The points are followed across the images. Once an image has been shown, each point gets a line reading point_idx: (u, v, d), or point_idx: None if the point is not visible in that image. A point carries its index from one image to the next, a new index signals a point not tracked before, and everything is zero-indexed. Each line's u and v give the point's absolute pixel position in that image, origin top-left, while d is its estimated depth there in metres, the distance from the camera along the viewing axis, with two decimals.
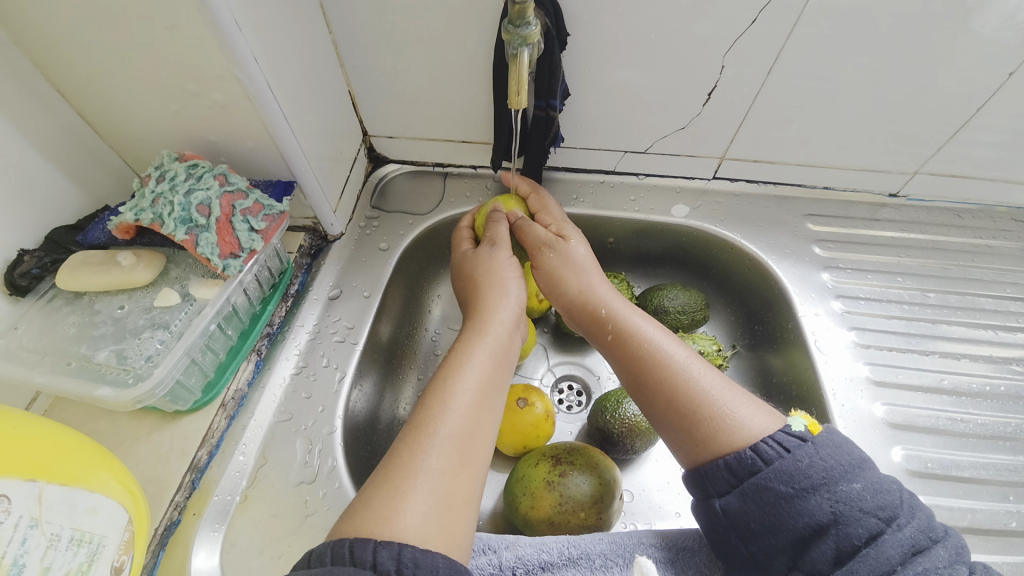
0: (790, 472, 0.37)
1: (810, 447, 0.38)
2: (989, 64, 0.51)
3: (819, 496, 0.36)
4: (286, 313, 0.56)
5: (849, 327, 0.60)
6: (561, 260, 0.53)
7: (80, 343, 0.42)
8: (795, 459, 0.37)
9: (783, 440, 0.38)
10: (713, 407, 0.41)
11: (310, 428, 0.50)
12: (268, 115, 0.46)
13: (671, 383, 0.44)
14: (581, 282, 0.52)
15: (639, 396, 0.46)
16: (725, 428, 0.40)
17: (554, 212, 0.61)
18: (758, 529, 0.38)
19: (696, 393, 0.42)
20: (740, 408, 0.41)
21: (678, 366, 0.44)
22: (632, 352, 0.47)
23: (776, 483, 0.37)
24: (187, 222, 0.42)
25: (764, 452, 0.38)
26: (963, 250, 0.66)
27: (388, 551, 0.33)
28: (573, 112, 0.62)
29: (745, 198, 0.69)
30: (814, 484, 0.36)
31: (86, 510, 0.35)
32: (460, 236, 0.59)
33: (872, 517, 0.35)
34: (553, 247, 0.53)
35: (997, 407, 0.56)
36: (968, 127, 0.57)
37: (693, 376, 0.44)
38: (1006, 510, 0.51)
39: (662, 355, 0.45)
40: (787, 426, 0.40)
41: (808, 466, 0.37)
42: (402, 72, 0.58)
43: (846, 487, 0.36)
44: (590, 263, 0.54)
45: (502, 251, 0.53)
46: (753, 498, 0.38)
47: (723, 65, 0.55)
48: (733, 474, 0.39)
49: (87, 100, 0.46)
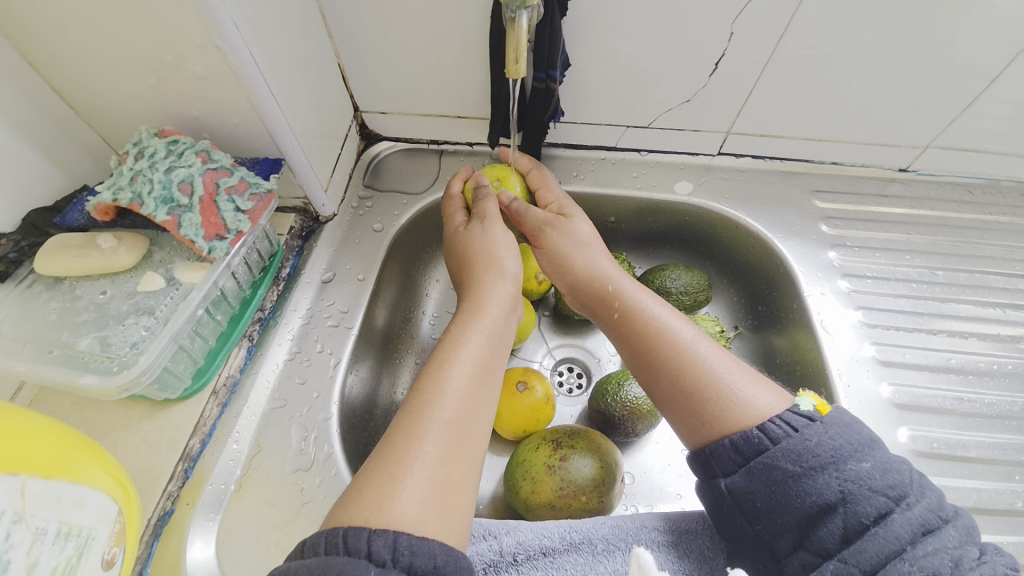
0: (798, 451, 0.37)
1: (818, 426, 0.37)
2: (1012, 29, 0.48)
3: (827, 474, 0.35)
4: (278, 297, 0.54)
5: (856, 307, 0.59)
6: (564, 237, 0.52)
7: (61, 330, 0.40)
8: (803, 438, 0.37)
9: (791, 419, 0.38)
10: (721, 386, 0.41)
11: (305, 414, 0.49)
12: (251, 88, 0.44)
13: (678, 362, 0.43)
14: (589, 260, 0.51)
15: (644, 375, 0.45)
16: (732, 407, 0.40)
17: (554, 189, 0.58)
18: (764, 508, 0.37)
19: (703, 371, 0.42)
20: (749, 387, 0.41)
21: (685, 346, 0.43)
22: (638, 330, 0.46)
23: (783, 462, 0.37)
24: (169, 202, 0.40)
25: (771, 431, 0.38)
26: (973, 226, 0.64)
27: (382, 539, 0.32)
28: (573, 85, 0.59)
29: (751, 175, 0.67)
30: (822, 462, 0.36)
31: (72, 503, 0.34)
32: (453, 206, 0.56)
33: (882, 496, 0.34)
34: (555, 225, 0.52)
35: (1004, 386, 0.55)
36: (985, 98, 0.55)
37: (701, 356, 0.43)
38: (1010, 489, 0.50)
39: (670, 334, 0.45)
40: (795, 405, 0.39)
41: (816, 444, 0.36)
42: (394, 42, 0.55)
43: (855, 466, 0.35)
44: (595, 240, 0.53)
45: (488, 224, 0.51)
46: (760, 477, 0.37)
47: (731, 33, 0.52)
48: (739, 453, 0.38)
49: (59, 73, 0.44)
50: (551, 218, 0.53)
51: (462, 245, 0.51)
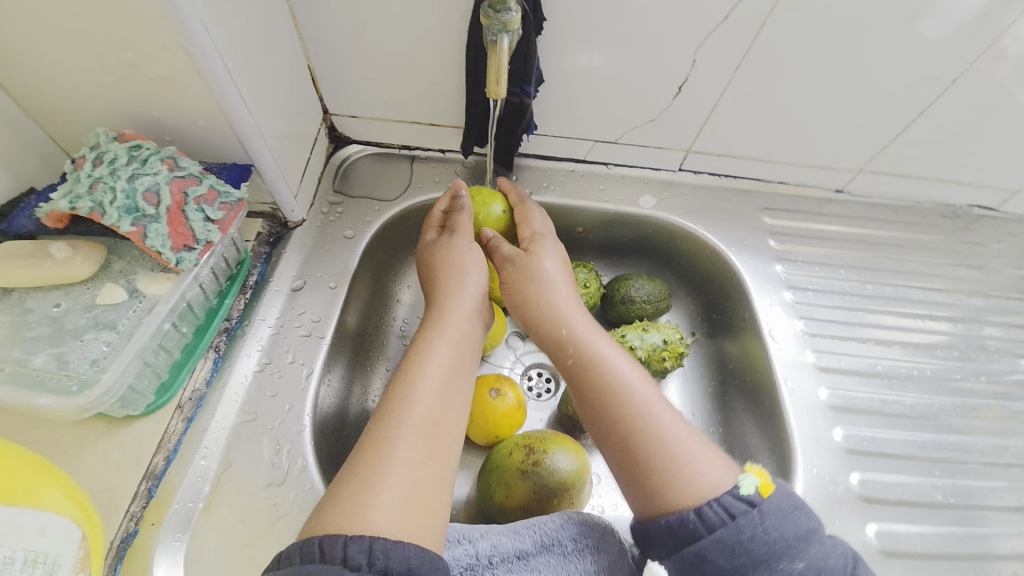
0: (731, 547, 0.38)
1: (753, 516, 0.39)
2: (931, 71, 0.55)
3: (759, 574, 0.38)
4: (246, 306, 0.53)
5: (798, 317, 0.65)
6: (522, 275, 0.53)
7: (12, 346, 0.37)
8: (737, 531, 0.39)
9: (729, 506, 0.40)
10: (673, 456, 0.43)
11: (277, 428, 0.48)
12: (220, 92, 0.42)
13: (631, 426, 0.45)
14: (548, 301, 0.52)
15: (599, 431, 0.47)
16: (678, 477, 0.42)
17: (536, 223, 0.57)
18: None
19: (656, 438, 0.44)
20: (700, 460, 0.42)
21: (638, 410, 0.45)
22: (595, 388, 0.47)
23: (717, 556, 0.39)
24: (133, 211, 0.39)
25: (708, 518, 0.39)
26: (897, 243, 0.72)
27: (358, 545, 0.33)
28: (546, 99, 0.61)
29: (709, 191, 0.72)
30: (754, 561, 0.38)
31: (36, 530, 0.33)
32: (432, 215, 0.57)
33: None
34: (515, 263, 0.53)
35: (922, 388, 0.63)
36: (908, 129, 0.61)
37: (652, 422, 0.44)
38: (931, 483, 0.57)
39: (625, 396, 0.46)
40: (739, 486, 0.41)
41: (750, 540, 0.38)
42: (369, 48, 0.54)
43: (785, 565, 0.38)
44: (560, 280, 0.53)
45: (462, 239, 0.53)
46: (694, 567, 0.39)
47: (694, 60, 0.55)
48: (675, 540, 0.40)
49: (6, 68, 0.41)
50: (514, 256, 0.53)
51: (430, 258, 0.53)
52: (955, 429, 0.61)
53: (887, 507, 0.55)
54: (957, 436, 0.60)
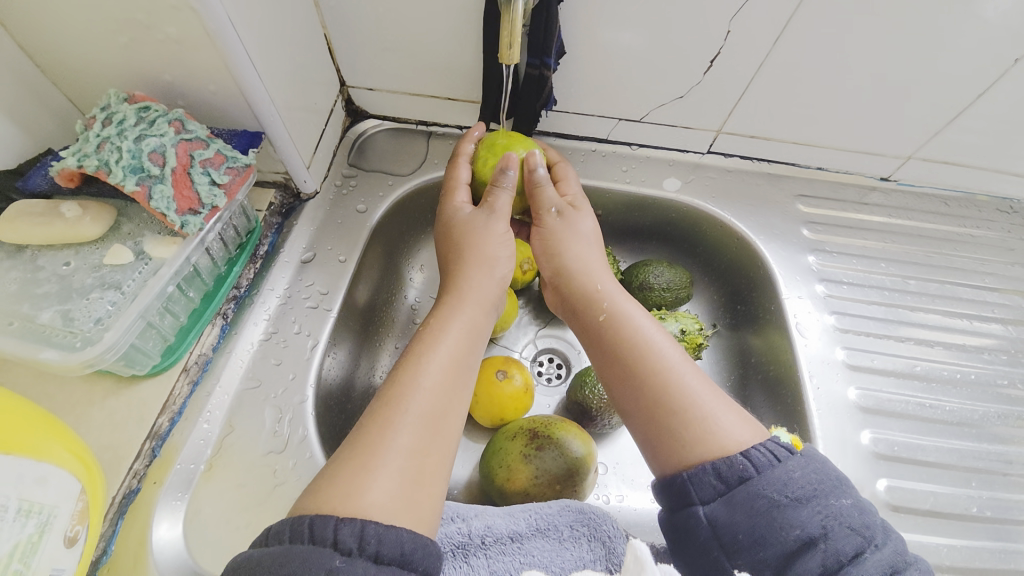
0: (782, 481, 0.37)
1: (798, 458, 0.38)
2: (999, 47, 0.49)
3: (810, 508, 0.36)
4: (254, 276, 0.53)
5: (830, 311, 0.61)
6: (564, 227, 0.52)
7: (21, 301, 0.38)
8: (786, 468, 0.37)
9: (773, 448, 0.39)
10: (702, 409, 0.41)
11: (280, 397, 0.48)
12: (230, 55, 0.41)
13: (664, 380, 0.42)
14: (582, 257, 0.51)
15: (624, 395, 0.44)
16: (712, 431, 0.40)
17: (574, 184, 0.57)
18: (745, 541, 0.36)
19: (686, 394, 0.42)
20: (728, 417, 0.41)
21: (669, 366, 0.43)
22: (622, 345, 0.45)
23: (768, 491, 0.37)
24: (139, 171, 0.38)
25: (756, 458, 0.38)
26: (946, 238, 0.66)
27: (350, 528, 0.32)
28: (567, 74, 0.58)
29: (739, 175, 0.67)
30: (806, 495, 0.36)
31: (33, 481, 0.33)
32: (455, 179, 0.54)
33: (858, 535, 0.35)
34: (561, 212, 0.52)
35: (965, 394, 0.58)
36: (968, 112, 0.55)
37: (684, 378, 0.43)
38: (967, 495, 0.53)
39: (656, 352, 0.44)
40: (774, 437, 0.40)
41: (800, 476, 0.37)
42: (385, 16, 0.53)
43: (836, 502, 0.36)
44: (593, 238, 0.53)
45: (501, 223, 0.50)
46: (744, 507, 0.37)
47: (728, 31, 0.51)
48: (721, 480, 0.38)
49: (23, 26, 0.41)
50: (560, 206, 0.52)
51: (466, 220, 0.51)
52: (997, 439, 0.56)
53: (914, 517, 0.51)
54: (999, 445, 0.55)
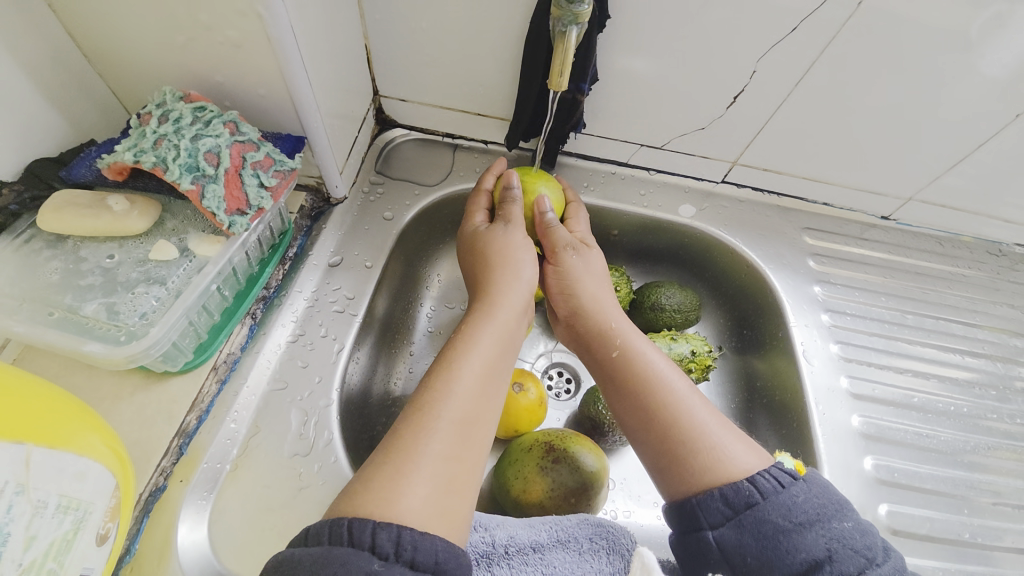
0: (787, 506, 0.38)
1: (802, 484, 0.40)
2: (1003, 103, 0.53)
3: (815, 531, 0.38)
4: (284, 277, 0.53)
5: (834, 341, 0.63)
6: (578, 264, 0.53)
7: (65, 292, 0.38)
8: (791, 494, 0.39)
9: (778, 475, 0.40)
10: (711, 438, 0.43)
11: (306, 399, 0.48)
12: (285, 62, 0.42)
13: (674, 410, 0.44)
14: (596, 293, 0.52)
15: (636, 418, 0.46)
16: (720, 459, 0.42)
17: (581, 224, 0.58)
18: (754, 564, 0.38)
19: (694, 423, 0.44)
20: (735, 446, 0.43)
21: (677, 397, 0.45)
22: (635, 376, 0.47)
23: (773, 516, 0.38)
24: (194, 170, 0.39)
25: (760, 484, 0.40)
26: (941, 276, 0.70)
27: (387, 532, 0.33)
28: (596, 99, 0.60)
29: (750, 206, 0.70)
30: (810, 519, 0.38)
31: (73, 475, 0.33)
32: (477, 204, 0.56)
33: (862, 556, 0.36)
34: (577, 250, 0.53)
35: (958, 425, 0.61)
36: (967, 161, 0.59)
37: (691, 409, 0.44)
38: (960, 521, 0.56)
39: (665, 382, 0.46)
40: (777, 464, 0.42)
41: (803, 501, 0.39)
42: (428, 32, 0.54)
43: (838, 525, 0.38)
44: (602, 275, 0.54)
45: (518, 231, 0.52)
46: (750, 530, 0.38)
47: (754, 71, 0.54)
48: (728, 506, 0.40)
49: (80, 20, 0.41)
50: (574, 243, 0.53)
51: (484, 243, 0.52)
52: (987, 470, 0.59)
53: (914, 542, 0.54)
54: (988, 476, 0.59)
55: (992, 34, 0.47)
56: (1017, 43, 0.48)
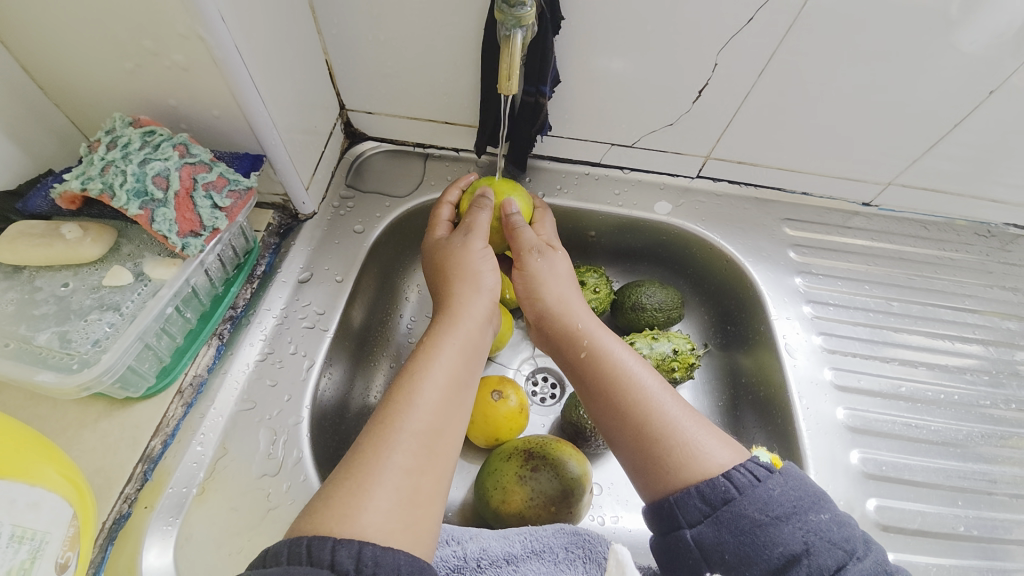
0: (763, 500, 0.37)
1: (778, 476, 0.38)
2: (972, 82, 0.52)
3: (792, 525, 0.36)
4: (251, 296, 0.53)
5: (817, 332, 0.62)
6: (543, 268, 0.52)
7: (19, 323, 0.38)
8: (767, 488, 0.38)
9: (754, 469, 0.39)
10: (684, 433, 0.41)
11: (275, 418, 0.48)
12: (235, 82, 0.42)
13: (645, 407, 0.43)
14: (561, 296, 0.51)
15: (610, 420, 0.44)
16: (696, 454, 0.40)
17: (548, 228, 0.58)
18: (732, 560, 0.37)
19: (666, 420, 0.42)
20: (710, 440, 0.41)
21: (650, 393, 0.44)
22: (606, 376, 0.45)
23: (750, 510, 0.37)
24: (142, 195, 0.39)
25: (737, 479, 0.38)
26: (927, 261, 0.68)
27: (347, 549, 0.32)
28: (561, 101, 0.60)
29: (727, 200, 0.69)
30: (787, 512, 0.37)
31: (26, 506, 0.33)
32: (439, 215, 0.56)
33: (840, 549, 0.35)
34: (542, 252, 0.52)
35: (950, 414, 0.59)
36: (943, 142, 0.58)
37: (665, 405, 0.43)
38: (954, 513, 0.54)
39: (637, 379, 0.45)
40: (754, 457, 0.40)
41: (780, 494, 0.37)
42: (386, 44, 0.54)
43: (815, 517, 0.37)
44: (569, 279, 0.53)
45: (478, 240, 0.51)
46: (729, 527, 0.37)
47: (716, 63, 0.54)
48: (706, 503, 0.38)
49: (31, 52, 0.42)
50: (540, 246, 0.53)
51: (446, 251, 0.51)
52: (982, 458, 0.57)
53: (904, 537, 0.52)
54: (984, 465, 0.57)
55: (953, 11, 0.46)
56: (979, 20, 0.47)
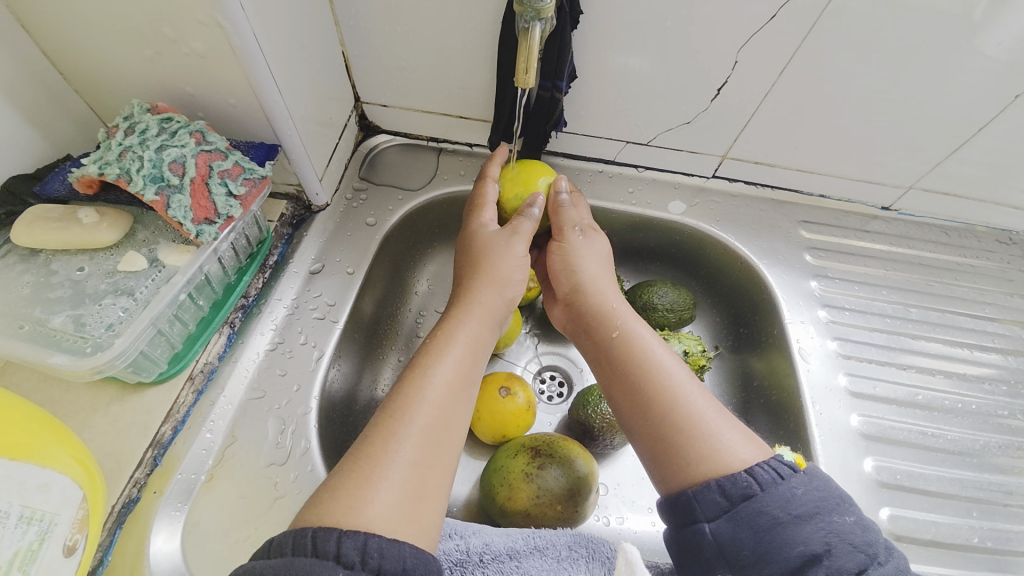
0: (785, 498, 0.36)
1: (802, 476, 0.38)
2: (999, 85, 0.50)
3: (814, 525, 0.35)
4: (263, 285, 0.53)
5: (832, 337, 0.61)
6: (585, 247, 0.52)
7: (34, 305, 0.39)
8: (790, 486, 0.37)
9: (778, 467, 0.38)
10: (708, 426, 0.41)
11: (284, 408, 0.48)
12: (252, 71, 0.42)
13: (673, 395, 0.42)
14: (599, 277, 0.51)
15: (638, 407, 0.44)
16: (716, 449, 0.40)
17: (587, 209, 0.57)
18: (749, 557, 0.36)
19: (691, 411, 0.41)
20: (732, 435, 0.40)
21: (678, 383, 0.43)
22: (633, 363, 0.45)
23: (771, 508, 0.36)
24: (158, 180, 0.40)
25: (759, 475, 0.38)
26: (947, 267, 0.67)
27: (352, 541, 0.31)
28: (577, 97, 0.59)
29: (742, 200, 0.68)
30: (808, 512, 0.36)
31: (37, 487, 0.33)
32: (483, 196, 0.54)
33: (862, 552, 0.34)
34: (583, 232, 0.52)
35: (967, 423, 0.58)
36: (966, 147, 0.57)
37: (691, 397, 0.42)
38: (969, 525, 0.53)
39: (664, 367, 0.44)
40: (777, 456, 0.40)
41: (803, 494, 0.37)
42: (402, 36, 0.54)
43: (839, 519, 0.36)
44: (607, 262, 0.53)
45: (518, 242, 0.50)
46: (747, 523, 0.36)
47: (735, 61, 0.53)
48: (726, 498, 0.37)
49: (52, 37, 0.42)
50: (581, 225, 0.53)
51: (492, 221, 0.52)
52: (998, 469, 0.56)
53: (918, 547, 0.51)
54: (1000, 476, 0.55)
55: (981, 12, 0.45)
56: (1009, 20, 0.45)
